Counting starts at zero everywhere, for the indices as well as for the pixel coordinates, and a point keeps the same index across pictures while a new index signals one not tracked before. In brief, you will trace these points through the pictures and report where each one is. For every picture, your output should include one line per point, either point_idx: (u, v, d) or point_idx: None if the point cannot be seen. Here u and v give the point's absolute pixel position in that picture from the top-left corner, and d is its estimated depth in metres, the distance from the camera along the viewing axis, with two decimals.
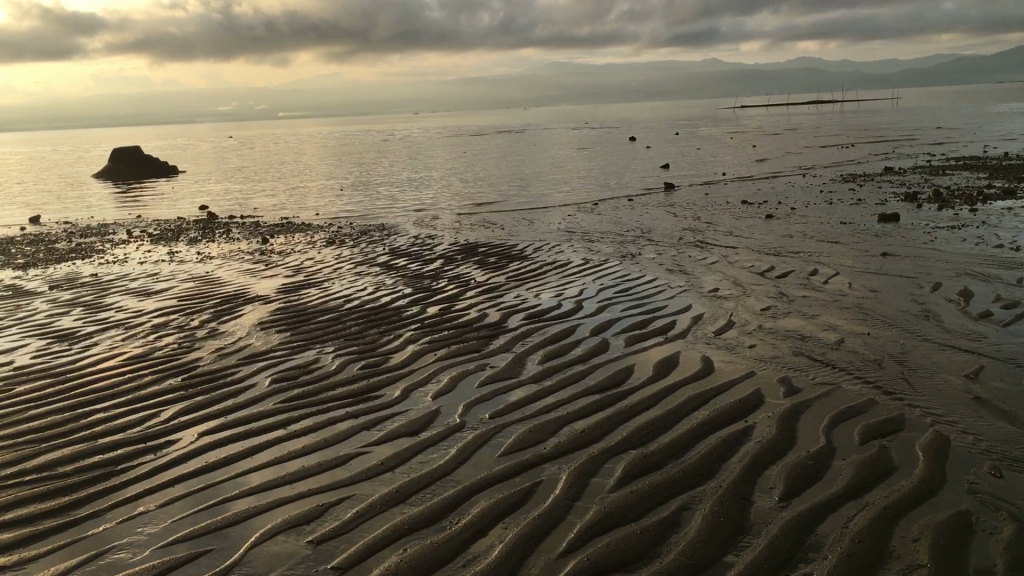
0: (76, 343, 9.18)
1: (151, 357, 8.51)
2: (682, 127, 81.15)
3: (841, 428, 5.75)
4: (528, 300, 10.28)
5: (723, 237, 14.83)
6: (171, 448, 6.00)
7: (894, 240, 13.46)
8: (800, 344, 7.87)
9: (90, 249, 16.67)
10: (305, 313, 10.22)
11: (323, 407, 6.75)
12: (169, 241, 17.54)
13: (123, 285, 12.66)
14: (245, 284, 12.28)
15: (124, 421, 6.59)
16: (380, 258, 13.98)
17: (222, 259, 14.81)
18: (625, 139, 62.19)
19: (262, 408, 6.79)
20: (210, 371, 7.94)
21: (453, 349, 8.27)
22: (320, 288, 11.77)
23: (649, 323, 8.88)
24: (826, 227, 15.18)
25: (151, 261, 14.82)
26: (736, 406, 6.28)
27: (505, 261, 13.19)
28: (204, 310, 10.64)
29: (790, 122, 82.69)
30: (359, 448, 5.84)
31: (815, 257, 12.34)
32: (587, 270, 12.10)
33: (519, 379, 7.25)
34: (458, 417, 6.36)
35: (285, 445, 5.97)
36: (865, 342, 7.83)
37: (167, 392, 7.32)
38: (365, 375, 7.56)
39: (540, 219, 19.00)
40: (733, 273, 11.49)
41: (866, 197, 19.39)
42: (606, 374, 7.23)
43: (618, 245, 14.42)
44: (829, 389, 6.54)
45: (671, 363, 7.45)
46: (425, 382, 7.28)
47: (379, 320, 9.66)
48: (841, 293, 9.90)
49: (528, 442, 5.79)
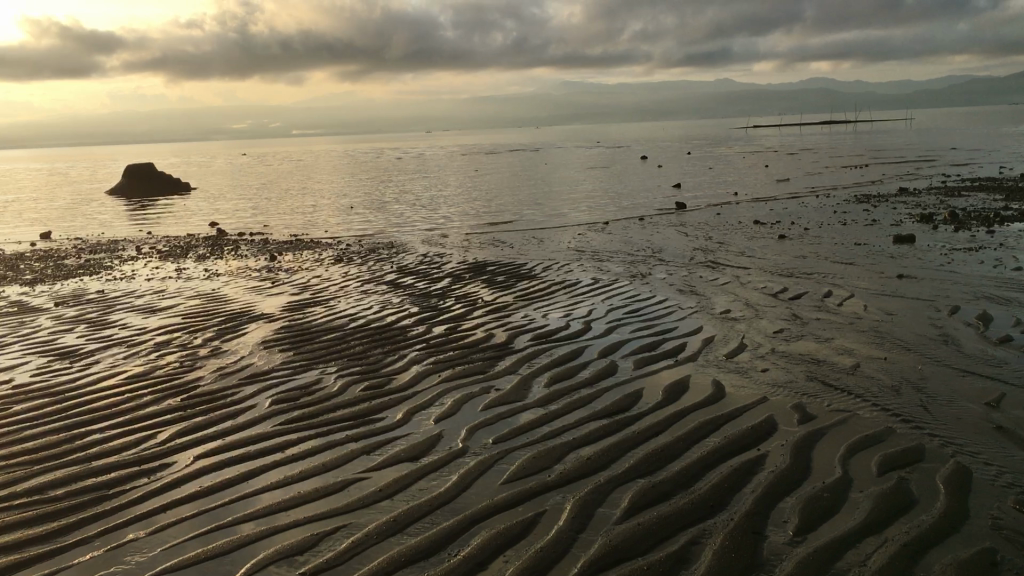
0: (77, 361, 9.04)
1: (151, 376, 8.36)
2: (694, 147, 81.31)
3: (858, 458, 5.53)
4: (536, 320, 10.10)
5: (735, 257, 14.62)
6: (167, 471, 5.83)
7: (909, 262, 13.22)
8: (815, 368, 7.65)
9: (98, 265, 16.58)
10: (310, 332, 10.06)
11: (324, 429, 6.57)
12: (177, 258, 17.45)
13: (128, 301, 12.54)
14: (251, 302, 12.14)
15: (120, 442, 6.42)
16: (388, 277, 13.83)
17: (230, 276, 14.70)
18: (637, 158, 62.16)
19: (261, 429, 6.62)
20: (210, 391, 7.77)
21: (458, 370, 8.09)
22: (325, 306, 11.61)
23: (659, 345, 8.68)
24: (840, 249, 14.98)
25: (158, 278, 14.72)
26: (748, 433, 6.07)
27: (514, 280, 13.02)
28: (208, 328, 10.51)
29: (804, 143, 82.65)
30: (359, 473, 5.66)
31: (829, 278, 12.12)
32: (596, 290, 11.91)
33: (524, 403, 7.05)
34: (461, 442, 6.18)
35: (283, 469, 5.80)
36: (881, 367, 7.61)
37: (166, 412, 7.15)
38: (367, 397, 7.39)
39: (550, 238, 18.84)
40: (745, 294, 11.28)
41: (880, 218, 19.14)
42: (614, 398, 7.02)
43: (628, 264, 14.23)
44: (844, 417, 6.32)
45: (681, 387, 7.25)
46: (428, 405, 7.10)
47: (384, 340, 9.50)
48: (856, 316, 9.68)
49: (532, 469, 5.60)
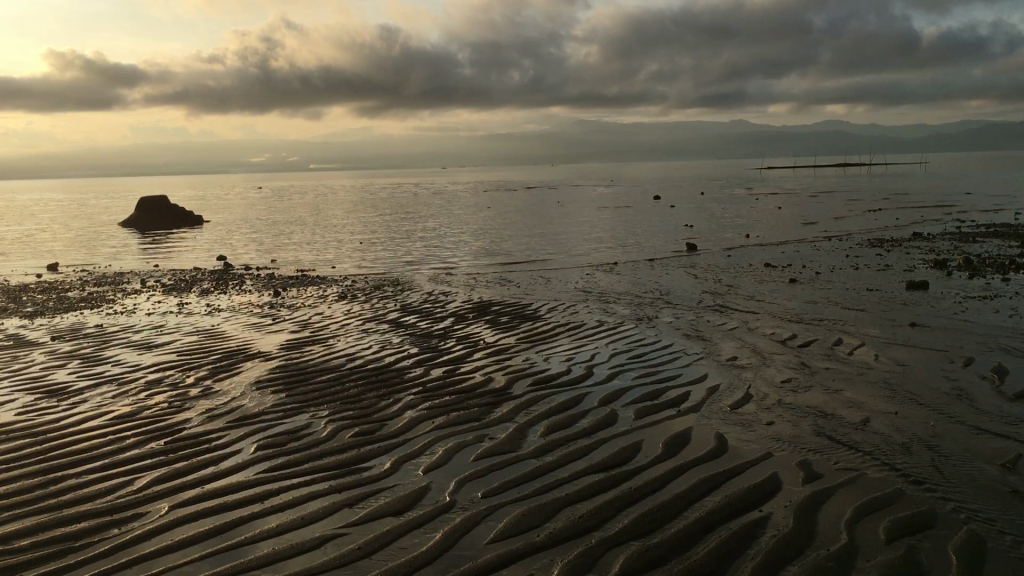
0: (64, 399, 8.85)
1: (137, 417, 8.14)
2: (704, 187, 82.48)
3: (865, 523, 5.23)
4: (537, 364, 9.84)
5: (744, 301, 14.34)
6: (139, 522, 5.59)
7: (923, 309, 12.90)
8: (822, 422, 7.34)
9: (100, 299, 16.45)
10: (304, 372, 9.83)
11: (308, 478, 6.31)
12: (180, 292, 17.30)
13: (124, 337, 12.39)
14: (249, 339, 11.93)
15: (94, 489, 6.19)
16: (390, 315, 13.64)
17: (230, 311, 14.53)
18: (649, 198, 62.32)
19: (242, 477, 6.37)
20: (195, 434, 7.54)
21: (453, 416, 7.82)
22: (323, 345, 11.40)
23: (661, 394, 8.39)
24: (852, 294, 14.68)
25: (159, 313, 14.57)
26: (750, 492, 5.77)
27: (518, 321, 12.78)
28: (201, 367, 10.30)
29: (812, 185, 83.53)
30: (339, 528, 5.38)
31: (840, 325, 11.83)
32: (601, 333, 11.65)
33: (518, 453, 6.78)
34: (448, 495, 5.90)
35: (261, 522, 5.53)
36: (892, 422, 7.30)
37: (146, 457, 6.92)
38: (356, 443, 7.13)
39: (557, 277, 18.61)
40: (753, 340, 10.99)
41: (894, 263, 18.83)
42: (612, 450, 6.74)
43: (635, 307, 13.98)
44: (852, 476, 6.02)
45: (683, 439, 6.95)
46: (417, 454, 6.83)
47: (380, 382, 9.25)
48: (868, 367, 9.37)
49: (521, 528, 5.31)
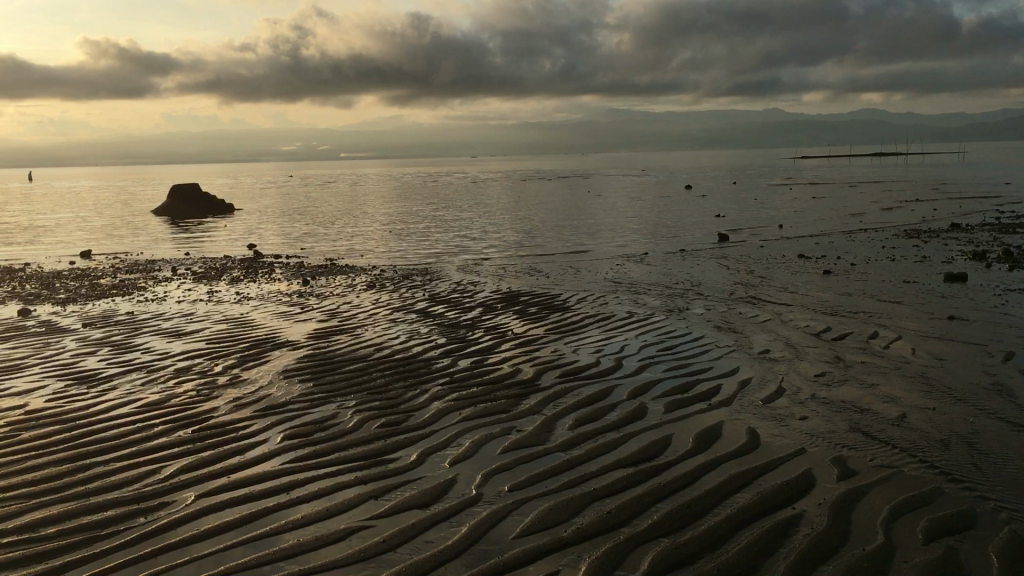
0: (93, 386, 8.88)
1: (166, 405, 8.14)
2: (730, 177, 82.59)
3: (902, 521, 5.08)
4: (565, 355, 9.74)
5: (777, 293, 14.12)
6: (166, 511, 5.57)
7: (961, 302, 12.62)
8: (857, 417, 7.18)
9: (131, 286, 16.56)
10: (332, 361, 9.80)
11: (334, 469, 6.27)
12: (210, 280, 17.37)
13: (155, 324, 12.45)
14: (277, 328, 11.94)
15: (121, 477, 6.19)
16: (418, 305, 13.60)
17: (260, 300, 14.56)
18: (679, 188, 62.04)
19: (269, 467, 6.33)
20: (222, 423, 7.52)
21: (480, 408, 7.74)
22: (351, 334, 11.37)
23: (691, 387, 8.26)
24: (888, 286, 14.41)
25: (189, 301, 14.63)
26: (782, 489, 5.64)
27: (546, 312, 12.69)
28: (230, 355, 10.30)
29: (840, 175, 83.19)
30: (364, 520, 5.33)
31: (876, 318, 11.60)
32: (631, 324, 11.51)
33: (546, 446, 6.68)
34: (474, 488, 5.83)
35: (288, 512, 5.49)
36: (929, 418, 7.11)
37: (174, 446, 6.92)
38: (382, 435, 7.07)
39: (587, 268, 18.48)
40: (785, 333, 10.81)
41: (931, 255, 18.46)
42: (641, 444, 6.62)
43: (666, 298, 13.81)
44: (889, 474, 5.86)
45: (713, 433, 6.82)
46: (444, 446, 6.75)
47: (406, 373, 9.19)
48: (904, 361, 9.16)
49: (548, 523, 5.22)
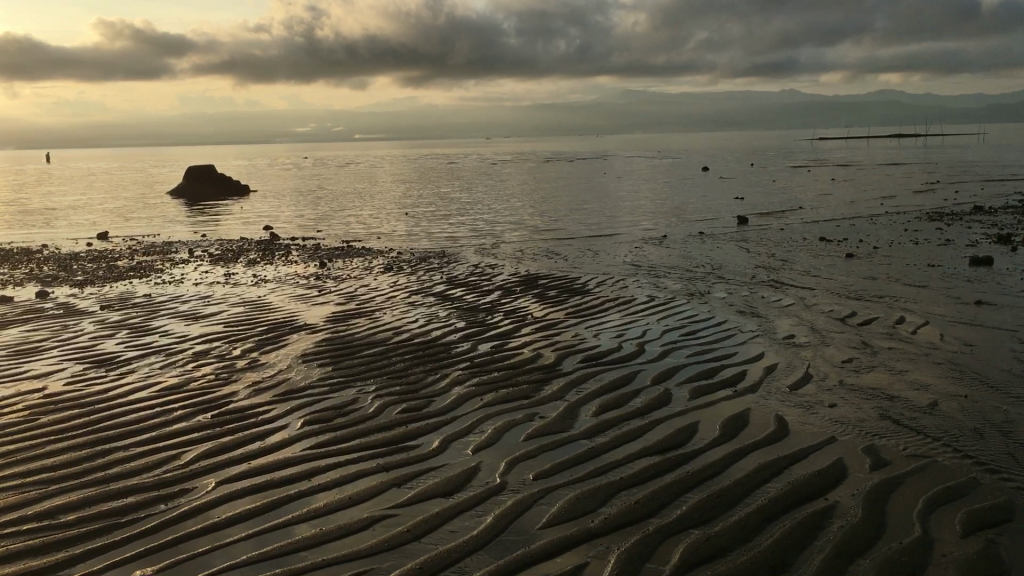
0: (111, 369, 8.82)
1: (185, 389, 8.08)
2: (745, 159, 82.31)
3: (938, 514, 4.95)
4: (586, 340, 9.61)
5: (799, 277, 13.93)
6: (185, 498, 5.50)
7: (988, 286, 12.41)
8: (887, 405, 7.03)
9: (149, 268, 16.52)
10: (351, 345, 9.72)
11: (355, 456, 6.18)
12: (227, 262, 17.31)
13: (173, 307, 12.40)
14: (295, 311, 11.86)
15: (140, 462, 6.13)
16: (437, 288, 13.49)
17: (277, 283, 14.49)
18: (695, 169, 61.69)
19: (289, 453, 6.26)
20: (241, 408, 7.45)
21: (501, 394, 7.64)
22: (369, 318, 11.28)
23: (716, 373, 8.12)
24: (912, 270, 14.19)
25: (206, 283, 14.58)
26: (813, 479, 5.52)
27: (566, 295, 12.57)
28: (248, 339, 10.23)
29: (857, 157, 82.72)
30: (386, 509, 5.24)
31: (902, 303, 11.41)
32: (652, 308, 11.37)
33: (570, 433, 6.57)
34: (498, 476, 5.73)
35: (309, 500, 5.41)
36: (961, 406, 6.95)
37: (194, 431, 6.85)
38: (403, 421, 6.99)
39: (605, 250, 18.31)
40: (810, 317, 10.65)
41: (954, 238, 18.20)
42: (667, 432, 6.49)
43: (686, 282, 13.66)
44: (923, 464, 5.72)
45: (741, 421, 6.70)
46: (466, 432, 6.65)
47: (426, 357, 9.09)
48: (933, 347, 8.98)
49: (575, 513, 5.12)
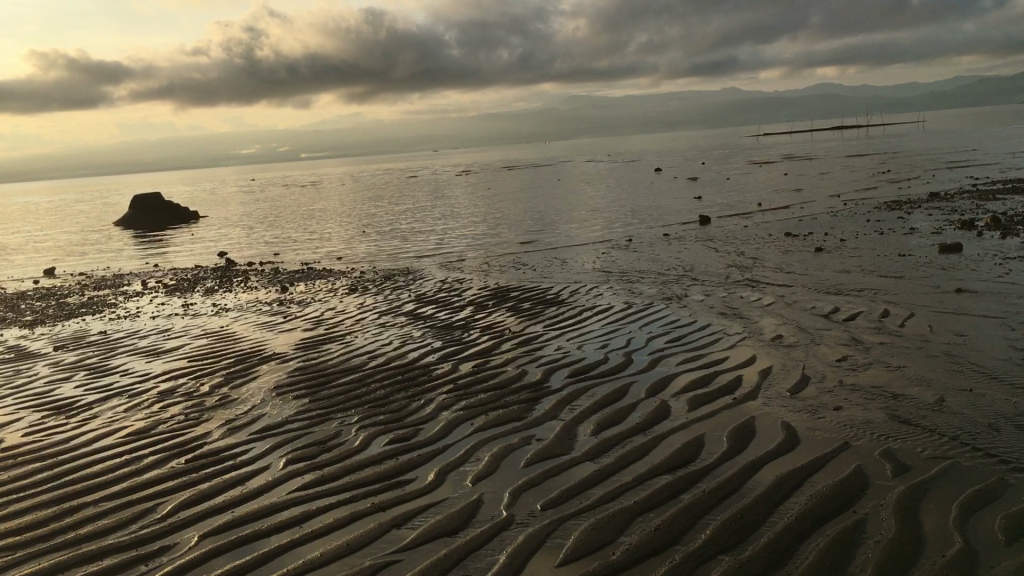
0: (72, 416, 8.28)
1: (153, 432, 7.58)
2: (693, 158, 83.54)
3: (975, 522, 4.70)
4: (571, 353, 9.29)
5: (774, 274, 13.78)
6: (168, 556, 5.05)
7: (964, 273, 12.34)
8: (894, 404, 6.80)
9: (102, 304, 15.82)
10: (325, 373, 9.28)
11: (347, 496, 5.76)
12: (184, 292, 16.70)
13: (131, 343, 11.82)
14: (262, 340, 11.38)
15: (115, 518, 5.66)
16: (406, 308, 13.08)
17: (239, 311, 13.96)
18: (647, 172, 61.88)
19: (275, 497, 5.81)
20: (217, 450, 6.98)
21: (493, 417, 7.28)
22: (340, 343, 10.84)
23: (710, 380, 7.83)
24: (884, 261, 14.12)
25: (163, 315, 13.99)
26: (836, 490, 5.24)
27: (540, 307, 12.23)
28: (216, 373, 9.73)
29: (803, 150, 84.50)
30: (389, 554, 4.84)
31: (881, 295, 11.27)
32: (632, 316, 11.08)
33: (573, 455, 6.24)
34: (504, 509, 5.36)
35: (304, 549, 4.98)
36: (969, 401, 6.74)
37: (167, 479, 6.37)
38: (393, 453, 6.58)
39: (571, 258, 18.03)
40: (793, 316, 10.46)
41: (919, 226, 18.23)
42: (673, 449, 6.18)
43: (660, 286, 13.42)
44: (945, 467, 5.48)
45: (747, 432, 6.41)
46: (461, 462, 6.27)
47: (407, 381, 8.68)
48: (924, 339, 8.80)
49: (594, 545, 4.78)
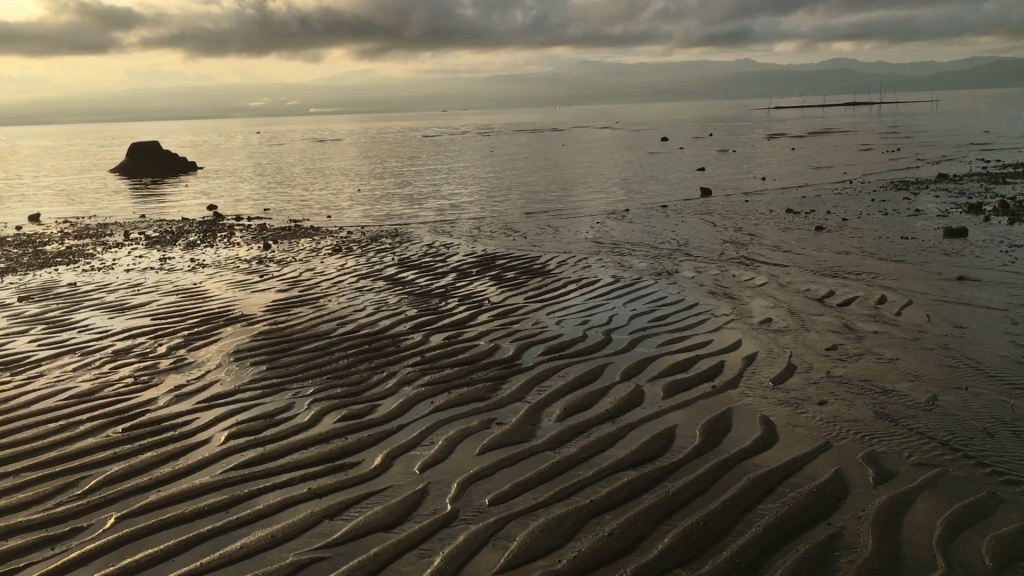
0: (17, 373, 7.84)
1: (97, 395, 7.15)
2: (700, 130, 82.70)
3: (962, 543, 4.25)
4: (548, 328, 8.82)
5: (770, 252, 13.27)
6: (77, 539, 4.61)
7: (968, 260, 11.83)
8: (882, 400, 6.35)
9: (78, 254, 15.30)
10: (291, 339, 8.84)
11: (283, 479, 5.32)
12: (164, 245, 16.19)
13: (99, 297, 11.37)
14: (232, 300, 10.92)
15: (32, 492, 5.22)
16: (387, 271, 12.61)
17: (215, 267, 13.49)
18: (654, 140, 61.17)
19: (208, 477, 5.37)
20: (159, 419, 6.54)
21: (456, 395, 6.83)
22: (313, 306, 10.39)
23: (690, 366, 7.37)
24: (885, 243, 13.62)
25: (139, 269, 13.52)
26: (810, 499, 4.79)
27: (525, 277, 11.75)
28: (178, 332, 9.29)
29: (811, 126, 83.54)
30: (314, 550, 4.40)
31: (879, 280, 10.79)
32: (618, 290, 10.59)
33: (532, 444, 5.77)
34: (450, 502, 4.92)
35: (223, 540, 4.55)
36: (963, 401, 6.27)
37: (99, 449, 5.94)
38: (343, 432, 6.14)
39: (565, 227, 17.50)
40: (785, 298, 9.96)
41: (925, 208, 17.67)
42: (640, 442, 5.71)
43: (652, 259, 12.92)
44: (933, 476, 5.03)
45: (723, 425, 5.94)
46: (412, 445, 5.82)
47: (373, 352, 8.23)
48: (920, 329, 8.34)
49: (539, 550, 4.34)
